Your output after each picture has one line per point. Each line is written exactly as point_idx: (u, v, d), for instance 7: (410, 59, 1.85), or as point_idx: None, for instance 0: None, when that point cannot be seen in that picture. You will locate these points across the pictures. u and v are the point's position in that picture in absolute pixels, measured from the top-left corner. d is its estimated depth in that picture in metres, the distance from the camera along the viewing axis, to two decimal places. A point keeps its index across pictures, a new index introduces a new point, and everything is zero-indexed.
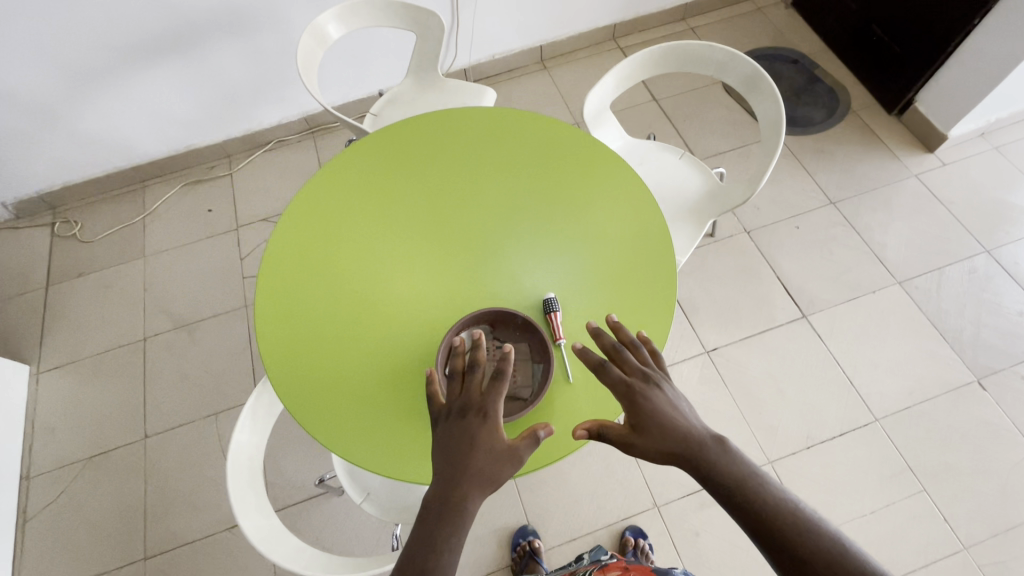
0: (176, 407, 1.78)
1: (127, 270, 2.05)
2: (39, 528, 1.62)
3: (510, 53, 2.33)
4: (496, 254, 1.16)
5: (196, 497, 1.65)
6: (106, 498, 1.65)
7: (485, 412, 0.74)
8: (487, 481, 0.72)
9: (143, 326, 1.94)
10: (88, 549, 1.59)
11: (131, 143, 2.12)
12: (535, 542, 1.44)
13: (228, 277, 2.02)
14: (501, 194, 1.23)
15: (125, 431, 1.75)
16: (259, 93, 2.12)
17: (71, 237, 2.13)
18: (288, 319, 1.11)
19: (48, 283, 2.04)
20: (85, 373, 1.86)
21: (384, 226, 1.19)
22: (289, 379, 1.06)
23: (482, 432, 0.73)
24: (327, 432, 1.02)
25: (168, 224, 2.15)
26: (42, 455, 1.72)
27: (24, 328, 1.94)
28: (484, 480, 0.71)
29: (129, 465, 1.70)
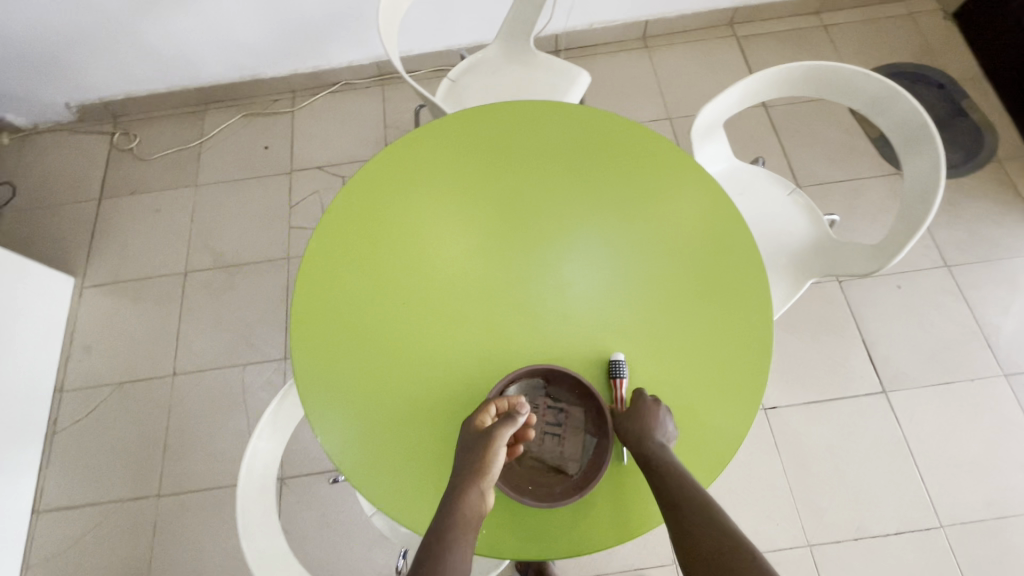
0: (207, 349, 1.76)
1: (178, 197, 2.00)
2: (67, 442, 1.66)
3: (610, 24, 2.07)
4: (565, 292, 1.00)
5: (214, 445, 1.64)
6: (130, 426, 1.67)
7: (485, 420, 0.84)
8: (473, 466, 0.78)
9: (184, 258, 1.90)
10: (107, 473, 1.62)
11: (196, 62, 2.01)
12: None
13: (275, 223, 1.95)
14: (583, 220, 1.05)
15: (156, 363, 1.75)
16: (333, 30, 1.96)
17: (128, 151, 2.09)
18: (325, 321, 1.00)
19: (101, 196, 2.01)
20: (125, 295, 1.86)
21: (445, 234, 1.04)
22: (316, 391, 0.97)
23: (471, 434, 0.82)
24: (348, 461, 0.94)
25: (223, 156, 2.07)
26: (77, 370, 1.75)
27: (74, 238, 1.95)
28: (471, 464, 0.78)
29: (156, 398, 1.70)
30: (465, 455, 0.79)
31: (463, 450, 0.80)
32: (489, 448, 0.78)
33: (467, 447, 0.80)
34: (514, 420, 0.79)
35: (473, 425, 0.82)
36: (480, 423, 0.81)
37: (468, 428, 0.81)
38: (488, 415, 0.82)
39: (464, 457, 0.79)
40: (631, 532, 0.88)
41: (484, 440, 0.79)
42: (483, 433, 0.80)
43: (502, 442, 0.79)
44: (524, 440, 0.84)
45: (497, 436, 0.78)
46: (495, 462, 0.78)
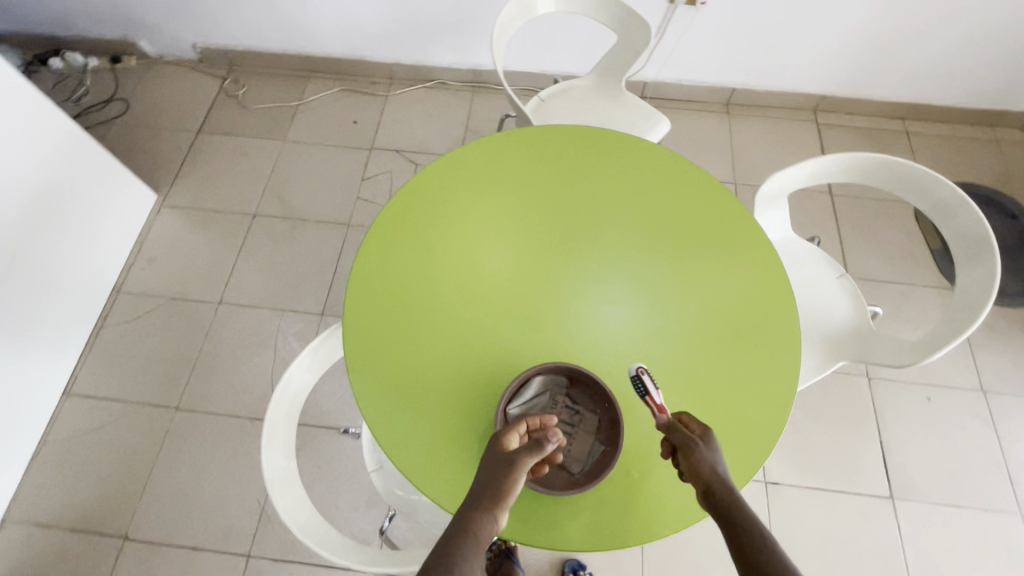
0: (255, 287, 1.88)
1: (266, 147, 2.17)
2: (110, 338, 1.79)
3: (698, 84, 2.17)
4: (601, 318, 1.05)
5: (237, 376, 1.73)
6: (168, 339, 1.79)
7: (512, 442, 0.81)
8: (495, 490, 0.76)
9: (257, 201, 2.05)
10: (137, 376, 1.73)
11: (315, 33, 2.20)
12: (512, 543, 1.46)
13: (344, 190, 2.08)
14: (629, 256, 1.11)
15: (206, 289, 1.88)
16: (443, 33, 2.12)
17: (233, 96, 2.28)
18: (374, 293, 1.06)
19: (200, 130, 2.20)
20: (196, 222, 2.00)
21: (498, 241, 1.11)
22: (357, 339, 1.03)
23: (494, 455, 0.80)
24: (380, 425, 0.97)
25: (314, 120, 2.23)
26: (136, 277, 1.89)
27: (167, 161, 2.12)
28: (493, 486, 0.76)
29: (198, 320, 1.82)
30: (485, 474, 0.78)
31: (484, 466, 0.79)
32: (511, 473, 0.77)
33: (488, 467, 0.79)
34: (542, 447, 0.79)
35: (499, 445, 0.81)
36: (507, 444, 0.80)
37: (495, 448, 0.80)
38: (514, 438, 0.81)
39: (484, 474, 0.78)
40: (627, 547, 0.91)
41: (507, 463, 0.78)
42: (507, 456, 0.79)
43: (524, 468, 0.77)
44: (551, 461, 0.86)
45: (522, 460, 0.77)
46: (513, 487, 0.76)
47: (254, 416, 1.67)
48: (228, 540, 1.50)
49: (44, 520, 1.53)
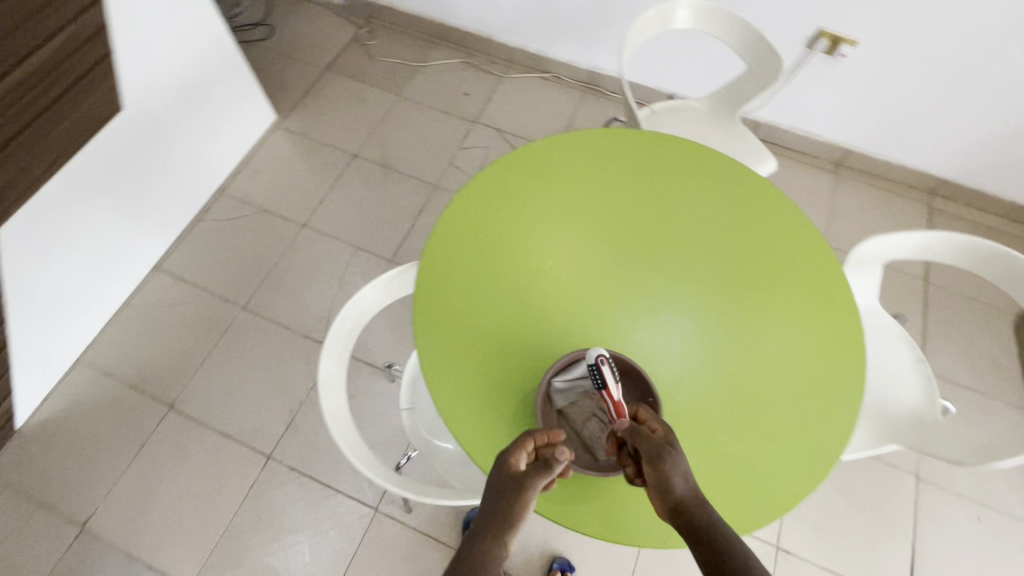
0: (337, 220, 2.00)
1: (380, 98, 2.29)
2: (204, 231, 1.95)
3: (812, 136, 2.11)
4: (666, 329, 1.04)
5: (302, 295, 1.85)
6: (253, 246, 1.93)
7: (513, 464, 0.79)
8: (504, 519, 0.76)
9: (359, 144, 2.17)
10: (218, 270, 1.88)
11: (453, 4, 2.31)
12: None
13: (440, 154, 2.17)
14: (705, 275, 1.09)
15: (296, 211, 2.01)
16: (572, 29, 2.17)
17: (364, 46, 2.43)
18: (456, 242, 1.07)
19: (327, 68, 2.36)
20: (303, 149, 2.15)
21: (578, 228, 1.10)
22: (429, 280, 1.04)
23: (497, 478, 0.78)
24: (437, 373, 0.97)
25: (430, 84, 2.34)
26: (240, 184, 2.05)
27: (292, 89, 2.29)
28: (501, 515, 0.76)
29: (282, 236, 1.96)
30: (493, 501, 0.77)
31: (492, 491, 0.78)
32: (521, 501, 0.76)
33: (495, 493, 0.78)
34: (550, 470, 0.78)
35: (506, 470, 0.78)
36: (514, 467, 0.78)
37: (501, 471, 0.78)
38: (520, 459, 0.79)
39: (491, 500, 0.77)
40: (636, 545, 0.91)
41: (516, 490, 0.77)
42: (517, 483, 0.77)
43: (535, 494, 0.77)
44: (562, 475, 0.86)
45: (533, 487, 0.77)
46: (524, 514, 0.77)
47: (306, 335, 1.78)
48: (255, 439, 1.60)
49: (108, 373, 1.69)
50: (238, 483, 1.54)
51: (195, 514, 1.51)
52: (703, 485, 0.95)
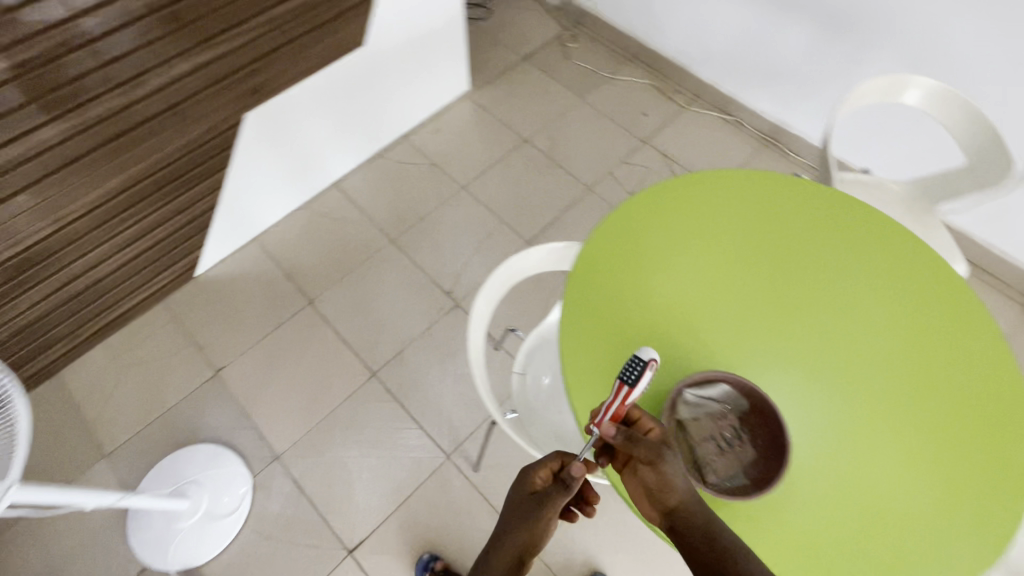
0: (493, 191, 2.13)
1: (564, 95, 2.41)
2: (380, 166, 2.18)
3: (1010, 259, 1.89)
4: (795, 398, 1.00)
5: (442, 247, 2.00)
6: (416, 191, 2.12)
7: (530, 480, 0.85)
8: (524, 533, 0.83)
9: (533, 131, 2.30)
10: (381, 203, 2.09)
11: (661, 28, 2.37)
12: (440, 564, 1.44)
13: (603, 161, 2.23)
14: (840, 355, 1.03)
15: (461, 173, 2.18)
16: (775, 79, 2.14)
17: (564, 45, 2.57)
18: (622, 238, 1.12)
19: (525, 57, 2.52)
20: (483, 121, 2.32)
21: (715, 273, 1.09)
22: (588, 263, 1.10)
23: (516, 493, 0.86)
24: (574, 373, 1.01)
25: (613, 95, 2.42)
26: (421, 136, 2.26)
27: (490, 67, 2.48)
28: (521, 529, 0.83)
29: (442, 191, 2.13)
30: (510, 521, 0.84)
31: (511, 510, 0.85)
32: (538, 523, 0.83)
33: (513, 513, 0.84)
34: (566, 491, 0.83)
35: (521, 490, 0.85)
36: (533, 485, 0.85)
37: (519, 488, 0.85)
38: (540, 477, 0.85)
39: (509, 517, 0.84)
40: None
41: (532, 510, 0.83)
42: (534, 504, 0.83)
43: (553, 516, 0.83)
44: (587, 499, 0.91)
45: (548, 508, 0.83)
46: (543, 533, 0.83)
47: (435, 282, 1.92)
48: (367, 355, 1.76)
49: (272, 257, 1.95)
50: (342, 385, 1.71)
51: (300, 397, 1.69)
52: (801, 554, 0.89)
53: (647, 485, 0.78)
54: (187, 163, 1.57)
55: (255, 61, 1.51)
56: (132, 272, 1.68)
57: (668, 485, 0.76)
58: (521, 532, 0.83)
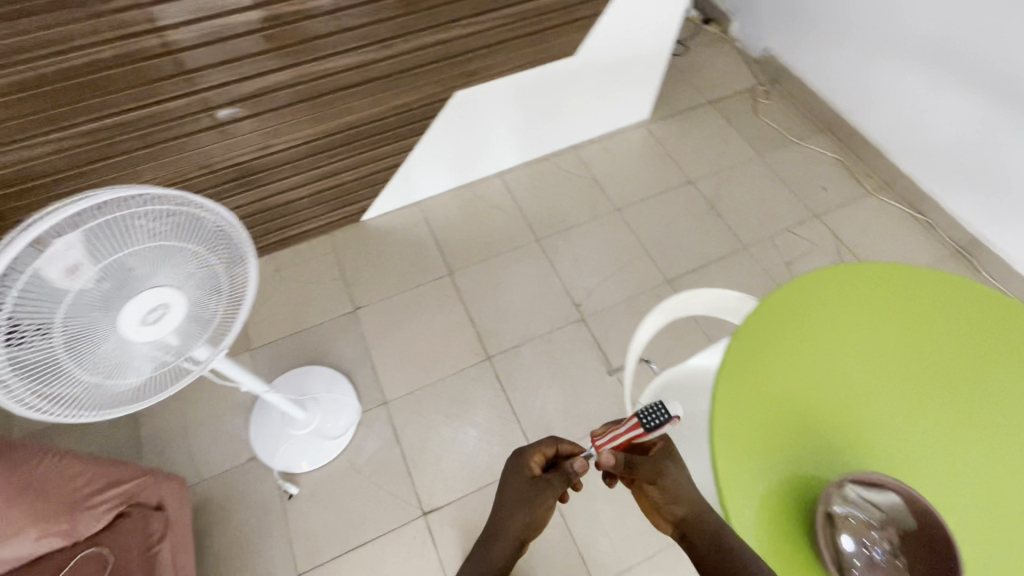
0: (646, 221, 2.11)
1: (741, 148, 2.34)
2: (545, 168, 2.24)
3: None
4: (881, 449, 0.97)
5: (582, 260, 2.01)
6: (571, 200, 2.16)
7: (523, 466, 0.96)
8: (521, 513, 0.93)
9: (701, 174, 2.25)
10: (537, 201, 2.15)
11: (867, 108, 2.23)
12: None
13: (767, 223, 2.13)
14: (898, 392, 1.02)
15: (619, 195, 2.18)
16: (990, 191, 1.92)
17: (754, 99, 2.50)
18: (799, 310, 1.08)
19: (711, 101, 2.48)
20: (653, 152, 2.31)
21: (861, 365, 1.04)
22: (759, 324, 1.06)
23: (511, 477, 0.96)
24: (724, 453, 0.95)
25: (793, 161, 2.31)
26: (590, 151, 2.31)
27: (672, 102, 2.47)
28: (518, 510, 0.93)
29: (596, 207, 2.14)
30: (511, 507, 0.93)
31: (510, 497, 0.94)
32: (539, 506, 0.93)
33: (512, 499, 0.94)
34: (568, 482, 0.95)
35: (521, 476, 0.95)
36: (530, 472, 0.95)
37: (515, 473, 0.96)
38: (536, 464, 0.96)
39: (510, 499, 0.94)
40: None
41: (533, 493, 0.93)
42: (535, 488, 0.93)
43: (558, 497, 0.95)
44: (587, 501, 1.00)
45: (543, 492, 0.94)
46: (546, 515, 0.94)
47: (567, 291, 1.93)
48: (487, 338, 1.83)
49: (428, 222, 2.08)
50: (457, 359, 1.79)
51: (418, 356, 1.79)
52: None
53: (655, 499, 0.92)
54: (395, 122, 1.75)
55: (479, 48, 1.64)
56: (318, 200, 1.89)
57: (674, 497, 0.91)
58: (523, 516, 0.92)
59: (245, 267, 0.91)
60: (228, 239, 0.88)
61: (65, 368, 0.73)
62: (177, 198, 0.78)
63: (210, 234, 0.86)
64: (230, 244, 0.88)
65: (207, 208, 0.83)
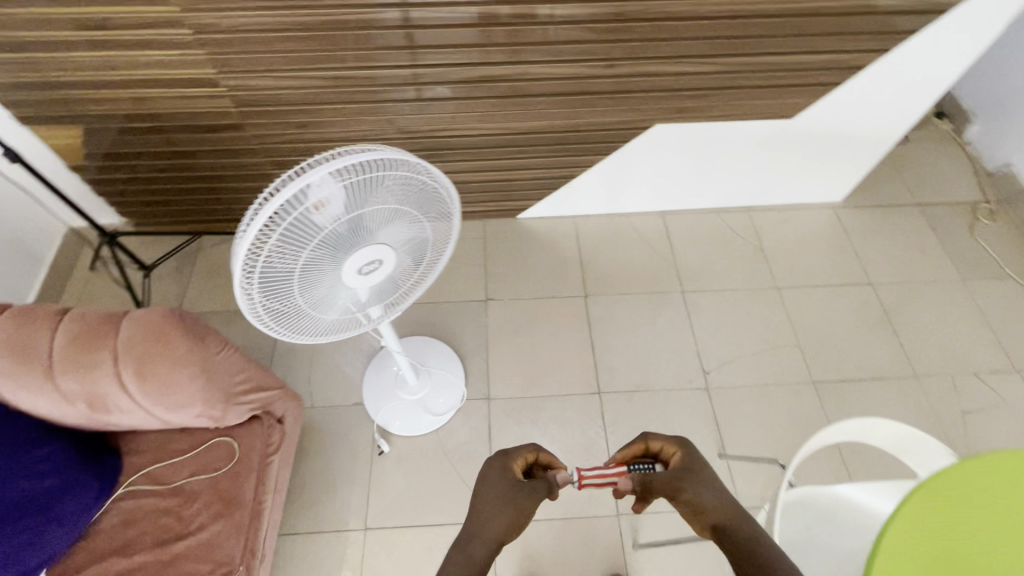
0: (806, 312, 1.91)
1: (942, 266, 2.04)
2: (711, 220, 2.12)
3: None
4: None
5: (722, 329, 1.87)
6: (729, 263, 2.02)
7: (503, 462, 0.91)
8: (500, 502, 0.84)
9: (884, 280, 1.99)
10: (692, 253, 2.04)
11: None
12: None
13: (951, 359, 1.83)
14: None
15: (783, 273, 2.00)
16: None
17: (972, 216, 2.17)
18: (1008, 487, 0.89)
19: (918, 204, 2.19)
20: (835, 239, 2.09)
21: None
22: (952, 486, 0.89)
23: (489, 471, 0.90)
24: None
25: (1004, 299, 1.96)
26: (764, 217, 2.14)
27: (872, 193, 2.22)
28: (498, 500, 0.84)
29: (755, 279, 1.98)
30: (490, 503, 0.84)
31: (488, 495, 0.86)
32: (520, 499, 0.85)
33: (492, 495, 0.85)
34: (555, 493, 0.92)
35: (505, 471, 0.90)
36: (512, 465, 0.91)
37: (496, 467, 0.91)
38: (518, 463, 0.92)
39: (488, 495, 0.86)
40: None
41: (516, 487, 0.87)
42: (517, 484, 0.87)
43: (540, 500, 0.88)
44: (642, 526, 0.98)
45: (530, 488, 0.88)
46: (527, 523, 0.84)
47: (697, 355, 1.82)
48: (601, 372, 1.77)
49: (578, 240, 2.06)
50: (567, 383, 1.75)
51: (530, 366, 1.78)
52: None
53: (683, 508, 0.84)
54: (584, 138, 1.76)
55: (691, 88, 1.59)
56: (486, 188, 1.95)
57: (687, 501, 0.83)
58: (506, 510, 0.83)
59: (446, 221, 0.94)
60: (440, 203, 0.90)
61: (292, 298, 0.82)
62: (416, 163, 0.79)
63: (429, 197, 0.88)
64: (442, 204, 0.91)
65: (438, 177, 0.84)
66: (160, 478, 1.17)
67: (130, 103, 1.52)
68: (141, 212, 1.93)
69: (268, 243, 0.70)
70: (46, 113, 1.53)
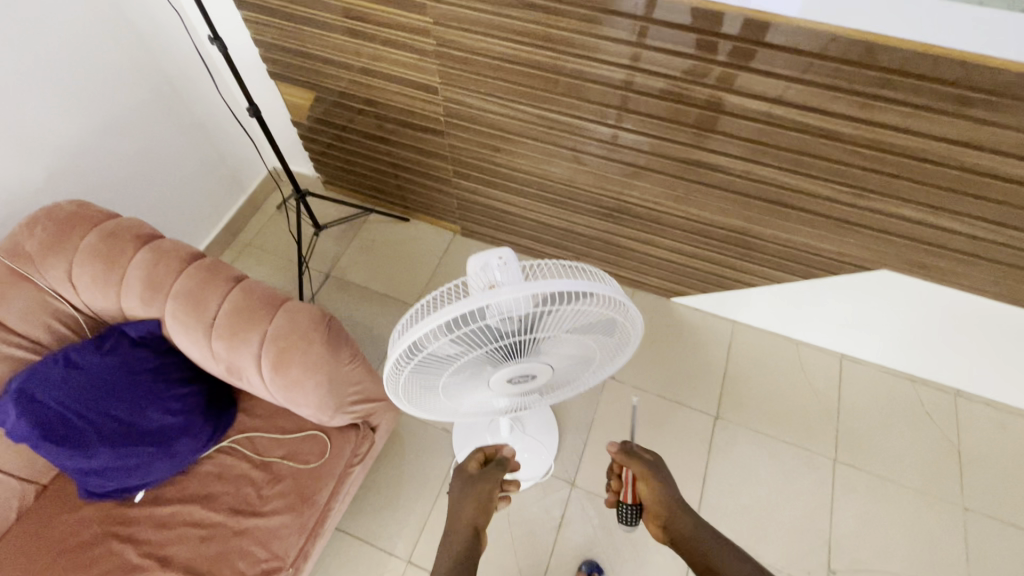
0: (995, 555, 1.48)
1: None
2: (903, 387, 1.73)
3: None
4: None
5: (870, 526, 1.52)
6: (908, 449, 1.63)
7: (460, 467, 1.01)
8: (463, 497, 0.92)
9: None
10: (865, 419, 1.68)
11: None
12: None
13: None
14: None
15: (979, 492, 1.56)
16: None
17: None
18: None
19: None
20: None
21: None
22: None
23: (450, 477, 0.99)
24: None
25: None
26: (977, 410, 1.69)
27: None
28: (462, 495, 0.93)
29: (935, 483, 1.58)
30: (455, 504, 0.92)
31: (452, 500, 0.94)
32: (480, 490, 0.93)
33: (456, 497, 0.94)
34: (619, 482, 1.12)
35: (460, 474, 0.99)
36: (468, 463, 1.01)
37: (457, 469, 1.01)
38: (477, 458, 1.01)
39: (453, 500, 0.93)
40: None
41: (473, 479, 0.96)
42: (472, 477, 0.96)
43: (498, 482, 0.96)
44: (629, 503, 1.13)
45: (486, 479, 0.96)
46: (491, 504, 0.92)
47: (826, 543, 1.50)
48: (703, 512, 1.55)
49: (730, 349, 1.81)
50: None
51: None
52: None
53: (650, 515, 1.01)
54: (785, 253, 1.52)
55: (947, 244, 1.27)
56: (652, 263, 1.79)
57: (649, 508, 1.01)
58: (472, 502, 0.91)
59: (619, 343, 0.82)
60: (618, 332, 0.79)
61: (434, 376, 0.77)
62: (618, 300, 0.67)
63: (613, 323, 0.76)
64: (623, 331, 0.78)
65: (631, 312, 0.72)
66: (259, 446, 1.23)
67: (356, 85, 1.61)
68: (332, 173, 2.08)
69: (434, 340, 0.66)
70: (290, 75, 1.69)
